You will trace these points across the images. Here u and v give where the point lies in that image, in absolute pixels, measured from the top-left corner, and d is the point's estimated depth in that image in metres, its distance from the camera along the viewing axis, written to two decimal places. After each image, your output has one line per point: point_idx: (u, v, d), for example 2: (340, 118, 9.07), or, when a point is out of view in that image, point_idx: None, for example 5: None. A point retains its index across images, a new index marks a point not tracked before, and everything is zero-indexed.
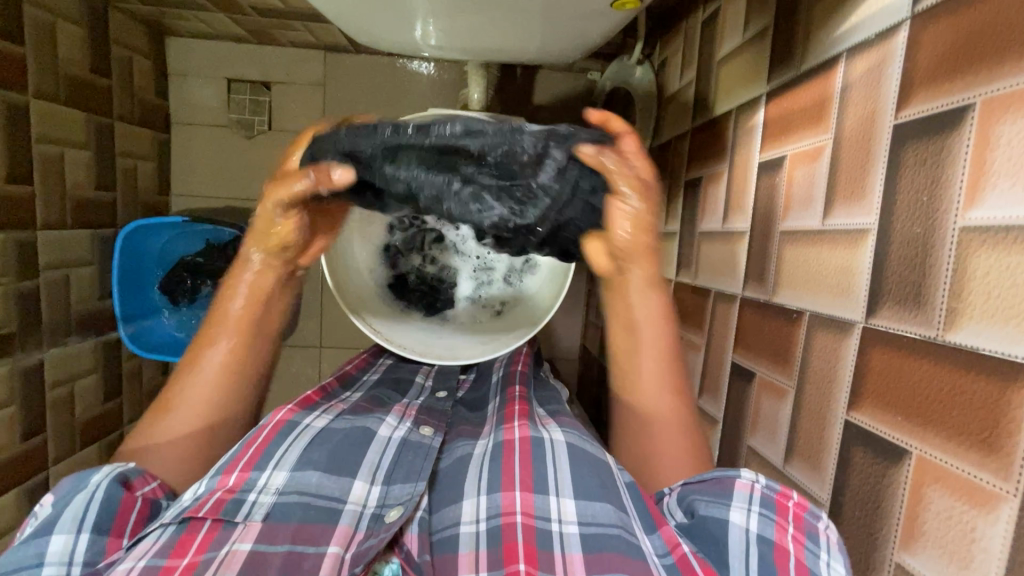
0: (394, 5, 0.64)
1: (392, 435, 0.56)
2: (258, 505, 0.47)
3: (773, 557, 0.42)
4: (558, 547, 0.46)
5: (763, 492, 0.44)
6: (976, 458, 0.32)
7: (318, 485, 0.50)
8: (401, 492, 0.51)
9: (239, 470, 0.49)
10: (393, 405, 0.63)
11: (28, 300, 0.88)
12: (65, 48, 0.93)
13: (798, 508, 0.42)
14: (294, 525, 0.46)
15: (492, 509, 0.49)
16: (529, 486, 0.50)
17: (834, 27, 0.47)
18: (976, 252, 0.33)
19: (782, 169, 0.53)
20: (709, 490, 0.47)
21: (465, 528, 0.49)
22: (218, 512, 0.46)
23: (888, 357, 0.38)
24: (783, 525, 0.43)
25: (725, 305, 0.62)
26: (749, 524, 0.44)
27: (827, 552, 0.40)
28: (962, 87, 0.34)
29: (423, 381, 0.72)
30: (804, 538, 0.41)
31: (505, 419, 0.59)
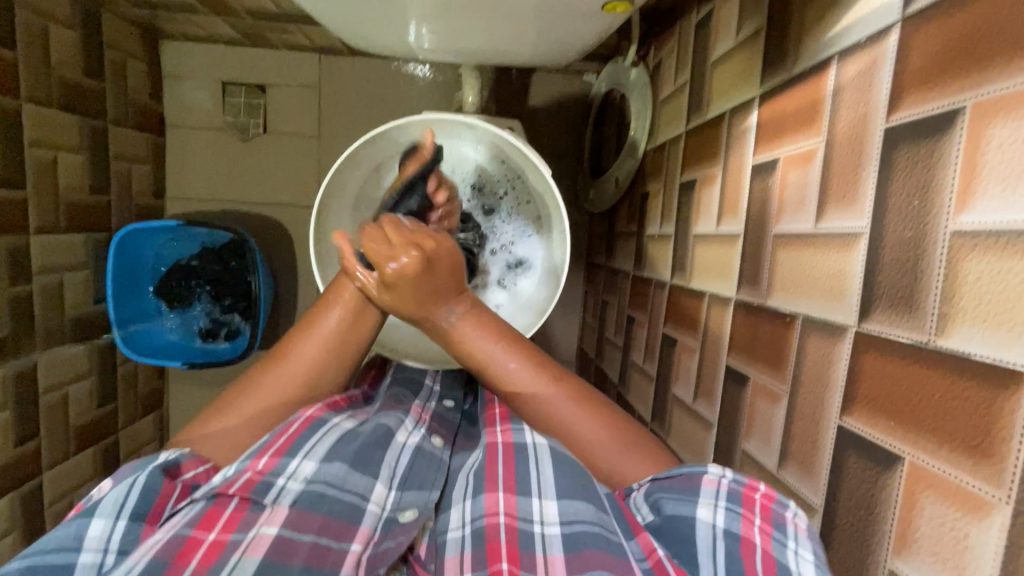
0: (387, 8, 0.64)
1: (407, 441, 0.55)
2: (286, 490, 0.47)
3: (740, 551, 0.43)
4: (540, 547, 0.46)
5: (730, 486, 0.45)
6: (969, 464, 0.32)
7: (342, 478, 0.49)
8: (415, 497, 0.51)
9: (270, 455, 0.49)
10: (410, 407, 0.63)
11: (21, 304, 0.88)
12: (58, 52, 0.93)
13: (765, 499, 0.44)
14: (321, 516, 0.46)
15: (476, 512, 0.50)
16: (512, 488, 0.51)
17: (826, 29, 0.47)
18: (968, 257, 0.32)
19: (775, 172, 0.53)
20: (677, 487, 0.47)
21: (453, 534, 0.50)
22: (247, 491, 0.46)
23: (880, 362, 0.38)
24: (749, 518, 0.44)
25: (719, 308, 0.62)
26: (716, 519, 0.45)
27: (794, 540, 0.41)
28: (953, 90, 0.34)
29: (432, 382, 0.71)
30: (771, 529, 0.42)
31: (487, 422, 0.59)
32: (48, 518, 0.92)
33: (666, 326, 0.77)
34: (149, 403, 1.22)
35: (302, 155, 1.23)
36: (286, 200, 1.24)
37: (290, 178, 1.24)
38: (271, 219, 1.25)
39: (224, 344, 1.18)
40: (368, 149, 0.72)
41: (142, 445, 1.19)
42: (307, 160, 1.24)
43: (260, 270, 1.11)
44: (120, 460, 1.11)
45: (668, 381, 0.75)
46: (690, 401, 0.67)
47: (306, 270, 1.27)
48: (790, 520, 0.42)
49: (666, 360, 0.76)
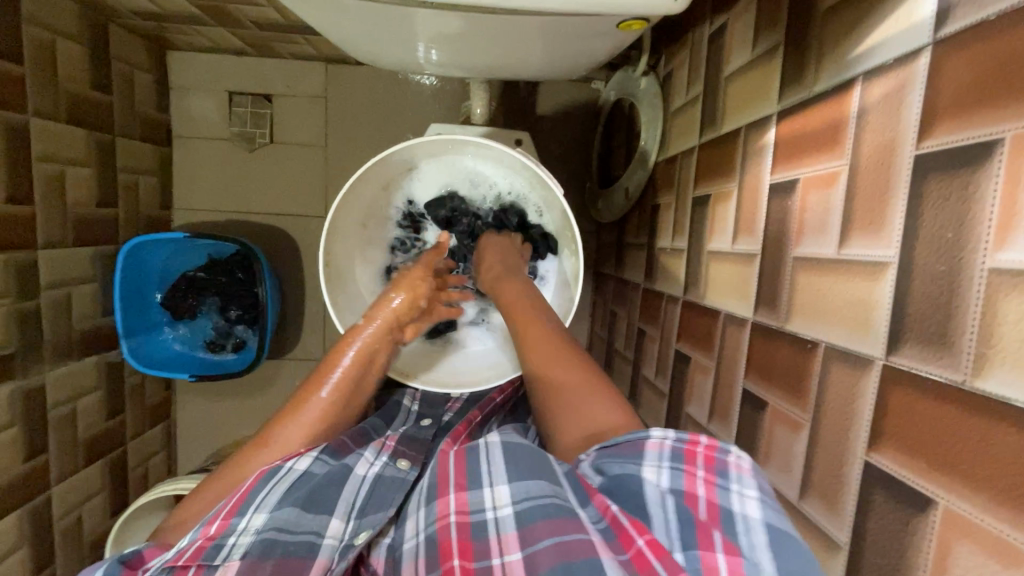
0: (396, 27, 0.63)
1: (367, 473, 0.57)
2: (237, 546, 0.48)
3: (686, 504, 0.44)
4: (493, 531, 0.47)
5: (672, 446, 0.46)
6: (1010, 515, 0.30)
7: (295, 521, 0.51)
8: (373, 520, 0.53)
9: (221, 518, 0.49)
10: (374, 440, 0.63)
11: (29, 319, 0.88)
12: (65, 66, 0.92)
13: (708, 451, 0.45)
14: (274, 560, 0.47)
15: (430, 518, 0.52)
16: (462, 485, 0.52)
17: (850, 47, 0.45)
18: (1007, 296, 0.31)
19: (795, 192, 0.51)
20: (622, 453, 0.47)
21: (411, 542, 0.52)
22: (198, 558, 0.46)
23: (910, 399, 0.36)
24: (693, 472, 0.45)
25: (735, 328, 0.60)
26: (662, 479, 0.45)
27: (738, 483, 0.43)
28: (989, 120, 0.32)
29: (409, 404, 0.74)
30: (715, 477, 0.44)
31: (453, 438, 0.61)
32: (56, 533, 0.91)
33: (679, 342, 0.76)
34: (156, 414, 1.21)
35: (308, 165, 1.23)
36: (292, 210, 1.24)
37: (296, 187, 1.23)
38: (278, 229, 1.24)
39: (232, 355, 1.18)
40: (375, 170, 0.72)
41: (150, 457, 1.19)
42: (312, 171, 1.23)
43: (267, 278, 1.10)
44: (127, 472, 1.11)
45: (681, 399, 0.74)
46: (705, 422, 0.66)
47: (313, 281, 1.26)
48: (733, 464, 0.44)
49: (679, 377, 0.75)
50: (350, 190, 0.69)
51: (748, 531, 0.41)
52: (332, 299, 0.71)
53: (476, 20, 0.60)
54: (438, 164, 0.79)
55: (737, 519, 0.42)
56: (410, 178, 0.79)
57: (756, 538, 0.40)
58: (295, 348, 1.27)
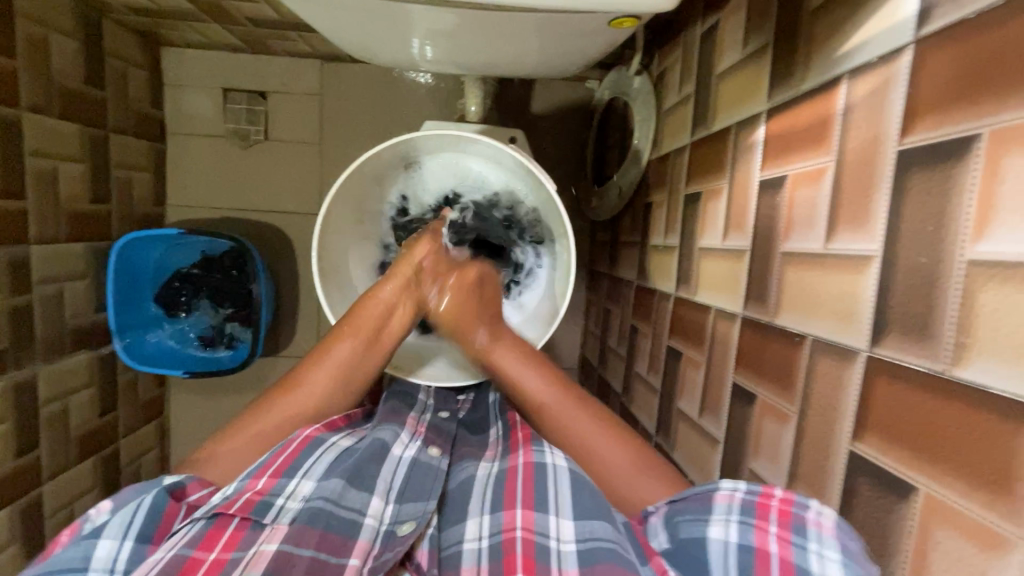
0: (391, 23, 0.64)
1: (404, 454, 0.56)
2: (286, 509, 0.48)
3: (755, 564, 0.42)
4: (555, 563, 0.46)
5: (743, 498, 0.44)
6: (988, 500, 0.31)
7: (341, 493, 0.49)
8: (413, 508, 0.51)
9: (268, 475, 0.50)
10: (406, 418, 0.63)
11: (21, 315, 0.87)
12: (58, 61, 0.92)
13: (783, 505, 0.43)
14: (319, 530, 0.46)
15: (494, 527, 0.50)
16: (530, 504, 0.50)
17: (837, 45, 0.46)
18: (985, 288, 0.32)
19: (783, 188, 0.52)
20: (692, 507, 0.47)
21: (468, 545, 0.50)
22: (247, 511, 0.47)
23: (893, 390, 0.37)
24: (765, 527, 0.43)
25: (725, 323, 0.61)
26: (728, 535, 0.44)
27: (816, 542, 0.40)
28: (968, 117, 0.33)
29: (425, 398, 0.72)
30: (789, 534, 0.41)
31: (511, 447, 0.59)
32: (48, 529, 0.91)
33: (671, 338, 0.77)
34: (150, 411, 1.21)
35: (303, 162, 1.23)
36: (287, 207, 1.24)
37: (291, 185, 1.23)
38: (273, 226, 1.24)
39: (225, 353, 1.17)
40: (371, 165, 0.73)
41: (143, 454, 1.19)
42: (307, 168, 1.23)
43: (261, 275, 1.10)
44: (120, 468, 1.10)
45: (673, 394, 0.74)
46: (696, 416, 0.67)
47: (307, 278, 1.26)
48: (812, 521, 0.40)
49: (671, 373, 0.76)
50: (346, 182, 0.70)
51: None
52: (324, 292, 0.71)
53: (470, 18, 0.60)
54: (439, 161, 0.79)
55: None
56: (412, 175, 0.80)
57: None
58: (290, 346, 1.27)
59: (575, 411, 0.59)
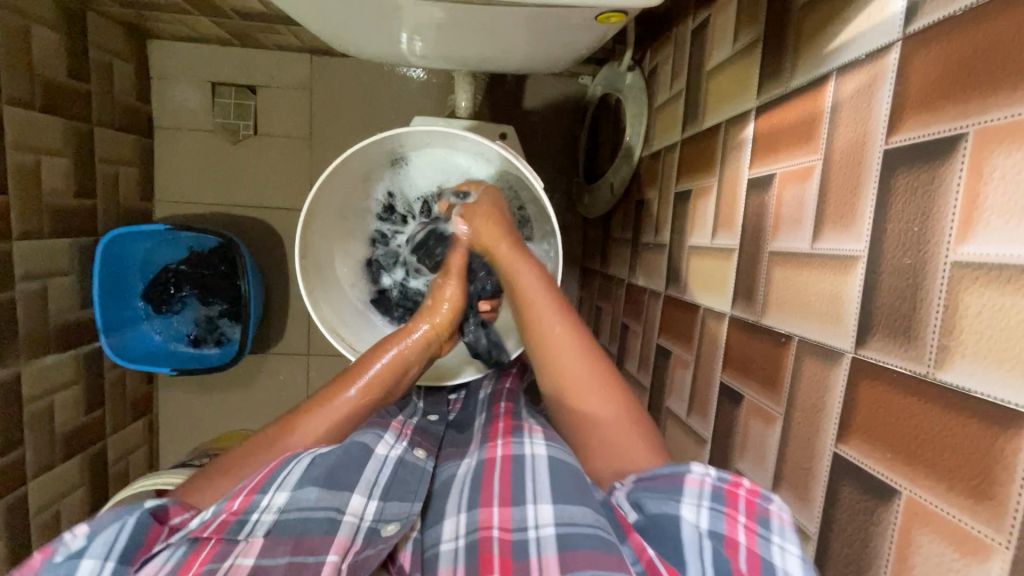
0: (376, 17, 0.62)
1: (388, 454, 0.55)
2: (260, 523, 0.46)
3: (725, 552, 0.41)
4: (534, 552, 0.45)
5: (714, 484, 0.44)
6: (968, 504, 0.31)
7: (317, 500, 0.48)
8: (398, 509, 0.51)
9: (244, 494, 0.47)
10: (390, 421, 0.61)
11: (4, 312, 0.86)
12: (40, 54, 0.90)
13: (748, 495, 0.43)
14: (292, 538, 0.46)
15: (470, 525, 0.49)
16: (506, 500, 0.50)
17: (826, 42, 0.46)
18: (969, 290, 0.31)
19: (772, 186, 0.52)
20: (661, 487, 0.45)
21: (446, 545, 0.50)
22: (221, 531, 0.45)
23: (877, 392, 0.37)
24: (733, 515, 0.42)
25: (714, 322, 0.61)
26: (700, 520, 0.43)
27: (779, 534, 0.40)
28: (954, 115, 0.33)
29: (416, 400, 0.72)
30: (756, 526, 0.41)
31: (490, 437, 0.59)
32: (33, 529, 0.90)
33: (660, 337, 0.76)
34: (138, 408, 1.20)
35: (293, 158, 1.21)
36: (277, 203, 1.23)
37: (281, 180, 1.22)
38: (262, 222, 1.23)
39: (214, 350, 1.17)
40: (357, 161, 0.71)
41: (131, 451, 1.18)
42: (296, 163, 1.22)
43: (249, 272, 1.09)
44: (107, 466, 1.09)
45: (662, 393, 0.74)
46: (684, 416, 0.66)
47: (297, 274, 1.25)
48: (775, 514, 0.41)
49: (660, 372, 0.75)
50: (330, 178, 0.69)
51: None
52: (308, 289, 0.70)
53: (457, 12, 0.59)
54: (427, 158, 0.78)
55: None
56: (398, 171, 0.79)
57: None
58: (280, 343, 1.26)
59: (608, 393, 0.56)
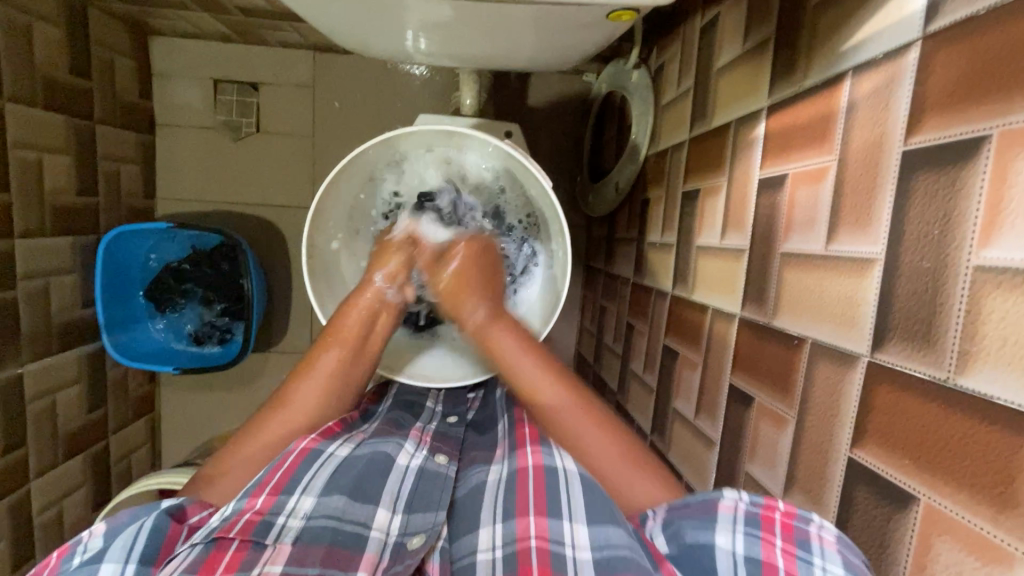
0: (382, 14, 0.62)
1: (410, 464, 0.55)
2: (288, 528, 0.46)
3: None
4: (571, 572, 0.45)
5: (747, 509, 0.44)
6: (991, 513, 0.30)
7: (343, 509, 0.49)
8: (422, 520, 0.51)
9: (267, 493, 0.48)
10: (410, 429, 0.62)
11: (6, 310, 0.85)
12: (42, 50, 0.90)
13: (786, 517, 0.42)
14: (324, 547, 0.46)
15: (507, 536, 0.48)
16: (543, 510, 0.49)
17: (841, 41, 0.45)
18: (991, 294, 0.31)
19: (784, 187, 0.51)
20: (695, 514, 0.46)
21: (482, 556, 0.48)
22: (247, 532, 0.45)
23: (894, 397, 0.36)
24: (770, 540, 0.42)
25: (723, 323, 0.60)
26: (735, 545, 0.43)
27: (821, 557, 0.39)
28: (976, 117, 0.32)
29: (433, 405, 0.72)
30: (795, 547, 0.41)
31: (517, 444, 0.58)
32: (36, 529, 0.90)
33: (667, 338, 0.76)
34: (140, 407, 1.20)
35: (295, 155, 1.21)
36: (279, 201, 1.22)
37: (283, 178, 1.21)
38: (265, 220, 1.22)
39: (217, 348, 1.16)
40: (362, 160, 0.71)
41: (133, 450, 1.17)
42: (299, 161, 1.21)
43: (252, 271, 1.08)
44: (110, 465, 1.09)
45: (669, 394, 0.73)
46: (692, 417, 0.66)
47: (299, 273, 1.25)
48: (817, 536, 0.39)
49: (667, 373, 0.75)
50: (335, 178, 0.68)
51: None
52: (313, 288, 0.70)
53: (464, 10, 0.58)
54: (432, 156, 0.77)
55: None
56: (404, 169, 0.78)
57: None
58: (282, 342, 1.26)
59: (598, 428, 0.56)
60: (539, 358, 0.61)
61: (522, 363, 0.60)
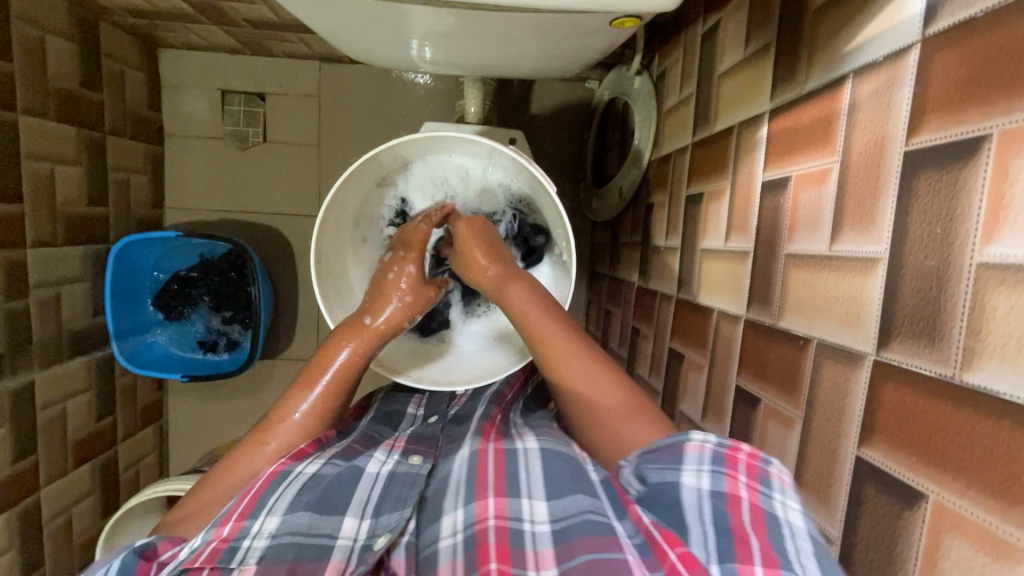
0: (388, 24, 0.63)
1: (379, 472, 0.55)
2: (253, 549, 0.47)
3: (727, 508, 0.42)
4: (530, 544, 0.46)
5: (714, 449, 0.43)
6: (997, 508, 0.30)
7: (310, 524, 0.49)
8: (389, 520, 0.51)
9: (234, 519, 0.48)
10: (384, 441, 0.62)
11: (18, 320, 0.87)
12: (54, 63, 0.92)
13: (750, 458, 0.43)
14: (289, 562, 0.46)
15: (468, 518, 0.50)
16: (502, 492, 0.51)
17: (842, 45, 0.45)
18: (995, 292, 0.31)
19: (787, 190, 0.52)
20: (663, 457, 0.45)
21: (443, 542, 0.49)
22: (213, 561, 0.45)
23: (901, 395, 0.37)
24: (734, 476, 0.43)
25: (729, 325, 0.60)
26: (701, 484, 0.43)
27: (781, 492, 0.41)
28: (976, 117, 0.33)
29: (414, 411, 0.72)
30: (756, 483, 0.42)
31: (481, 434, 0.59)
32: (46, 536, 0.90)
33: (673, 341, 0.76)
34: (148, 416, 1.21)
35: (301, 164, 1.22)
36: (286, 210, 1.23)
37: (290, 187, 1.23)
38: (272, 229, 1.24)
39: (225, 356, 1.17)
40: (370, 167, 0.72)
41: (141, 459, 1.18)
42: (305, 169, 1.22)
43: (259, 278, 1.10)
44: (118, 473, 1.10)
45: (675, 397, 0.74)
46: (699, 420, 0.66)
47: (305, 281, 1.26)
48: (776, 474, 0.41)
49: (673, 376, 0.75)
50: (344, 184, 0.69)
51: (795, 540, 0.38)
52: (322, 294, 0.70)
53: (469, 17, 0.59)
54: (438, 164, 0.79)
55: (782, 527, 0.40)
56: (411, 177, 0.80)
57: (802, 546, 0.38)
58: (289, 349, 1.27)
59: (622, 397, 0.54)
60: (564, 330, 0.59)
61: (556, 346, 0.58)
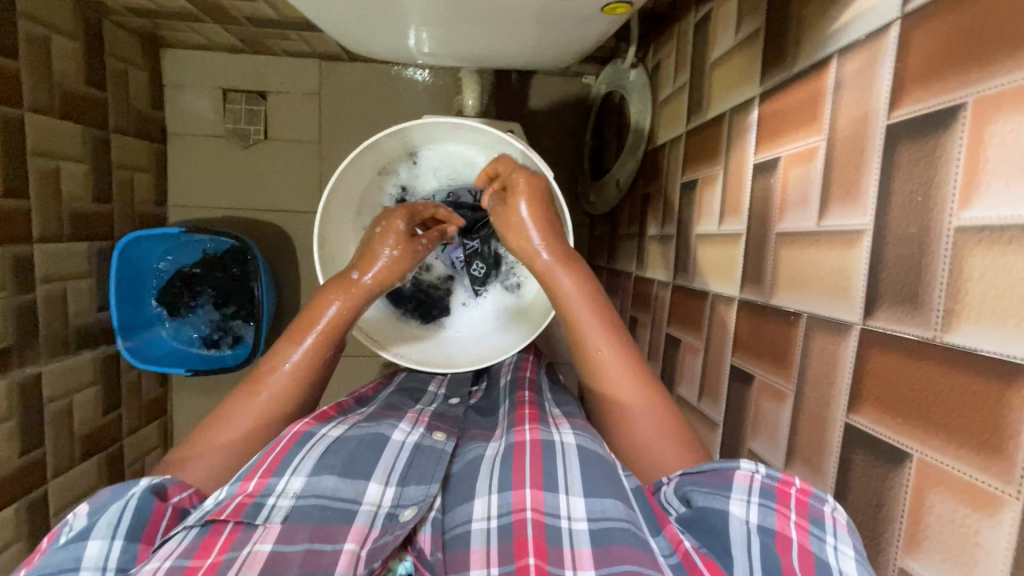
0: (387, 15, 0.64)
1: (405, 440, 0.56)
2: (277, 508, 0.47)
3: (775, 547, 0.41)
4: (567, 542, 0.46)
5: (763, 482, 0.44)
6: (979, 461, 0.32)
7: (334, 488, 0.50)
8: (415, 493, 0.51)
9: (259, 476, 0.49)
10: (407, 412, 0.62)
11: (25, 314, 0.88)
12: (59, 62, 0.93)
13: (801, 494, 0.42)
14: (312, 524, 0.47)
15: (503, 506, 0.49)
16: (539, 484, 0.50)
17: (827, 26, 0.47)
18: (972, 253, 0.32)
19: (777, 170, 0.53)
20: (710, 482, 0.46)
21: (477, 525, 0.49)
22: (239, 514, 0.46)
23: (885, 359, 0.38)
24: (785, 513, 0.42)
25: (723, 306, 0.61)
26: (748, 515, 0.43)
27: (833, 535, 0.39)
28: (952, 88, 0.34)
29: (436, 389, 0.73)
30: (808, 523, 0.41)
31: (516, 422, 0.59)
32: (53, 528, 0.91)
33: (670, 326, 0.77)
34: (153, 411, 1.22)
35: (302, 160, 1.24)
36: (287, 206, 1.25)
37: (291, 183, 1.24)
38: (274, 225, 1.25)
39: (228, 351, 1.18)
40: (371, 155, 0.73)
41: (146, 453, 1.19)
42: (306, 165, 1.24)
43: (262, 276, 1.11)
44: (124, 467, 1.11)
45: (673, 381, 0.75)
46: (695, 402, 0.67)
47: (307, 276, 1.27)
48: (828, 515, 0.40)
49: (671, 361, 0.76)
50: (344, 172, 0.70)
51: None
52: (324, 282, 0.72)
53: (466, 6, 0.61)
54: (437, 153, 0.80)
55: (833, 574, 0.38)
56: (412, 166, 0.80)
57: None
58: None
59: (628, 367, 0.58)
60: (603, 320, 0.60)
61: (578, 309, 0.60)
